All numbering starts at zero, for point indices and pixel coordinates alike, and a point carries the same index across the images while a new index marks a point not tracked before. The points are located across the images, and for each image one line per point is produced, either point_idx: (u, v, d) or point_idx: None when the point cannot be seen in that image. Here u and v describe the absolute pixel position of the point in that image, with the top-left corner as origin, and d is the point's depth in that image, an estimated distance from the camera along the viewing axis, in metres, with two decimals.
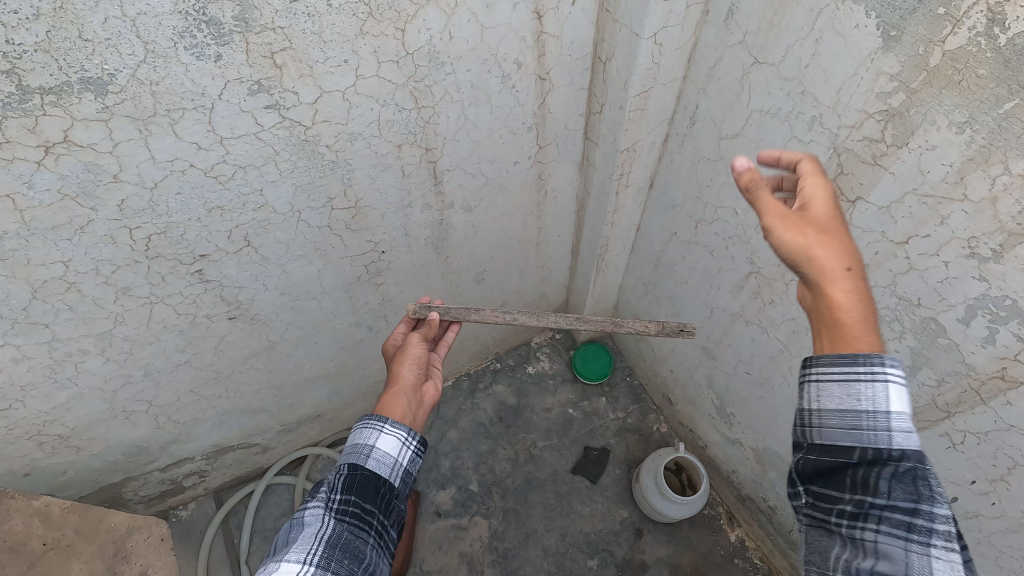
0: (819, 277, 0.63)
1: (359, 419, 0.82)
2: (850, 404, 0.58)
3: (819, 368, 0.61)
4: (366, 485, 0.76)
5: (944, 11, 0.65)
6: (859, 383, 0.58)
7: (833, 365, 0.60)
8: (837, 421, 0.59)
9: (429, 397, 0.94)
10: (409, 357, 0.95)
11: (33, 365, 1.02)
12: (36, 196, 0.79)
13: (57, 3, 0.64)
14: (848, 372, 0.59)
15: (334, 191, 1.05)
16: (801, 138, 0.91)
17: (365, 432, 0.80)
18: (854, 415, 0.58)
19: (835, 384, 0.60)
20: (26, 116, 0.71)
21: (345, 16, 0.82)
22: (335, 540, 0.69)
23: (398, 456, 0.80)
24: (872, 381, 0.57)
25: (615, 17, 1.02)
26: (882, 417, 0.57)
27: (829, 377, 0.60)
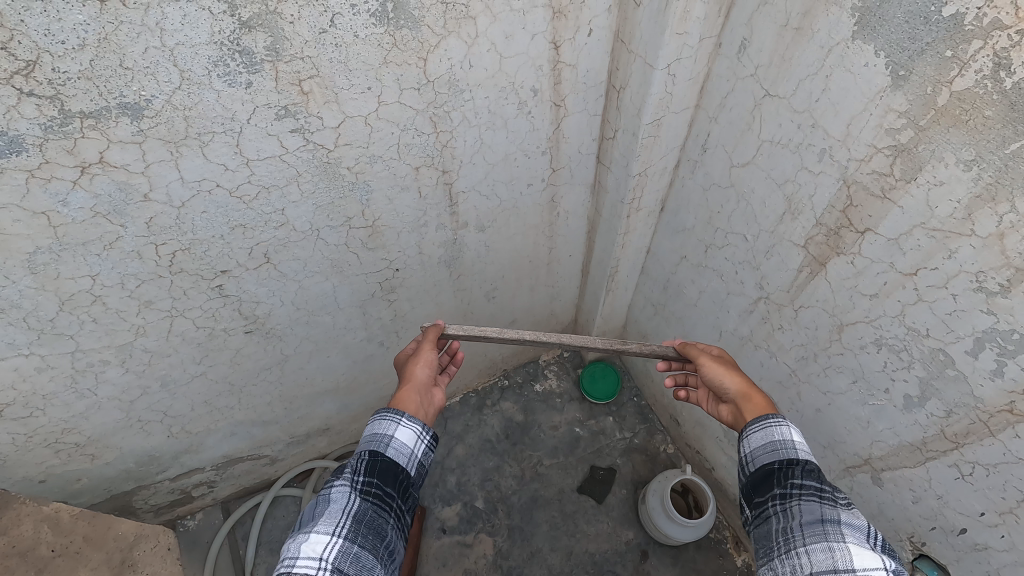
0: (737, 392, 0.92)
1: (378, 410, 0.84)
2: (768, 439, 0.81)
3: (749, 423, 0.85)
4: (387, 470, 0.77)
5: (951, 54, 0.67)
6: (771, 425, 0.82)
7: (756, 426, 0.84)
8: (770, 454, 0.80)
9: (438, 400, 0.96)
10: (423, 357, 0.97)
11: (56, 375, 1.05)
12: (70, 213, 0.82)
13: (101, 34, 0.67)
14: (765, 422, 0.83)
15: (353, 211, 1.08)
16: (812, 169, 0.92)
17: (384, 422, 0.82)
18: (780, 447, 0.80)
19: (756, 429, 0.83)
20: (65, 138, 0.74)
21: (370, 47, 0.85)
22: (360, 516, 0.72)
23: (414, 447, 0.82)
24: (781, 425, 0.81)
25: (629, 48, 1.05)
26: (791, 440, 0.79)
27: (752, 428, 0.84)
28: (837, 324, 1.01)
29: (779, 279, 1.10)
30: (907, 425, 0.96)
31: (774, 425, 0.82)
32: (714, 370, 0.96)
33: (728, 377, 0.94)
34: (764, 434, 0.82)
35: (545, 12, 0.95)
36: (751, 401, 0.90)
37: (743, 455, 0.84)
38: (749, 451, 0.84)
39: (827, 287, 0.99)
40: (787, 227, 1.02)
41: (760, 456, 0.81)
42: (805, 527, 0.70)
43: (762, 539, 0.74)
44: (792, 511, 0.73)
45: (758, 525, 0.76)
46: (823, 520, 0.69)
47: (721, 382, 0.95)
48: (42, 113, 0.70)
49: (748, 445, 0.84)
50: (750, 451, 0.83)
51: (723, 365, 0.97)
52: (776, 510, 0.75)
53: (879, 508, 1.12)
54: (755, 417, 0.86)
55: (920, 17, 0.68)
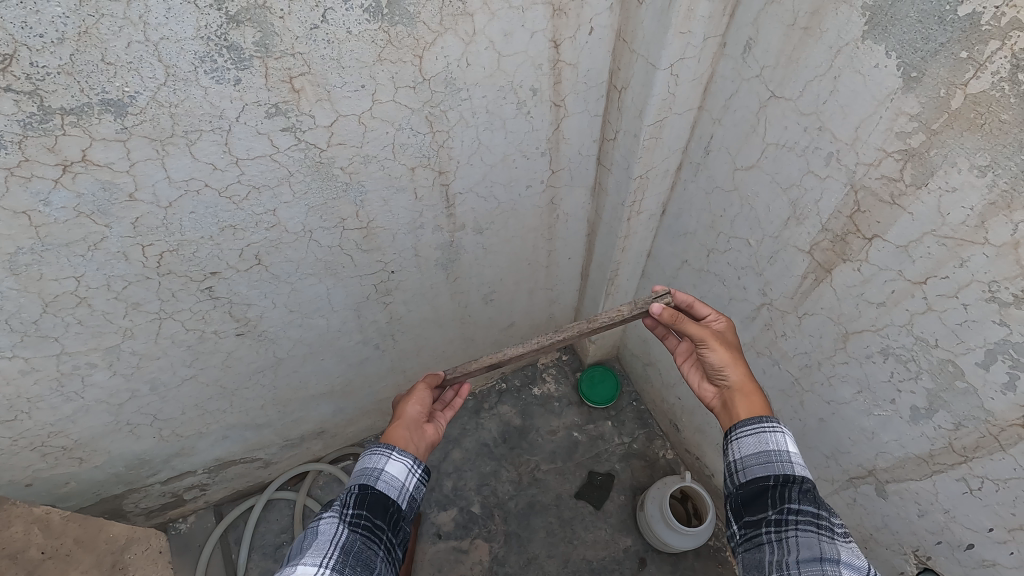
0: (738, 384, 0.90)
1: (368, 446, 0.83)
2: (762, 451, 0.79)
3: (739, 424, 0.84)
4: (376, 503, 0.77)
5: (966, 55, 0.64)
6: (765, 432, 0.80)
7: (748, 427, 0.83)
8: (764, 468, 0.77)
9: (430, 437, 0.94)
10: (416, 395, 0.97)
11: (41, 378, 1.03)
12: (52, 213, 0.80)
13: (82, 28, 0.64)
14: (758, 426, 0.82)
15: (346, 212, 1.06)
16: (818, 173, 0.90)
17: (374, 457, 0.82)
18: (775, 461, 0.77)
19: (748, 433, 0.82)
20: (45, 136, 0.71)
21: (363, 43, 0.82)
22: (348, 547, 0.70)
23: (405, 481, 0.81)
24: (776, 434, 0.79)
25: (632, 47, 1.02)
26: (786, 452, 0.77)
27: (745, 432, 0.82)
28: (843, 332, 0.98)
29: (783, 285, 1.07)
30: (914, 437, 0.93)
31: (767, 433, 0.80)
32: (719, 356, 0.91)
33: (732, 368, 0.91)
34: (759, 443, 0.80)
35: (545, 10, 0.93)
36: (748, 399, 0.88)
37: (732, 463, 0.82)
38: (741, 460, 0.81)
39: (832, 294, 0.97)
40: (792, 232, 1.00)
41: (753, 468, 0.79)
42: (801, 563, 0.67)
43: (753, 566, 0.72)
44: (787, 542, 0.70)
45: (749, 549, 0.73)
46: (822, 558, 0.67)
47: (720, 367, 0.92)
48: (21, 108, 0.67)
49: (739, 450, 0.81)
50: (741, 458, 0.81)
51: (729, 351, 0.92)
52: (770, 539, 0.72)
53: (884, 521, 1.09)
54: (747, 419, 0.84)
55: (935, 16, 0.66)
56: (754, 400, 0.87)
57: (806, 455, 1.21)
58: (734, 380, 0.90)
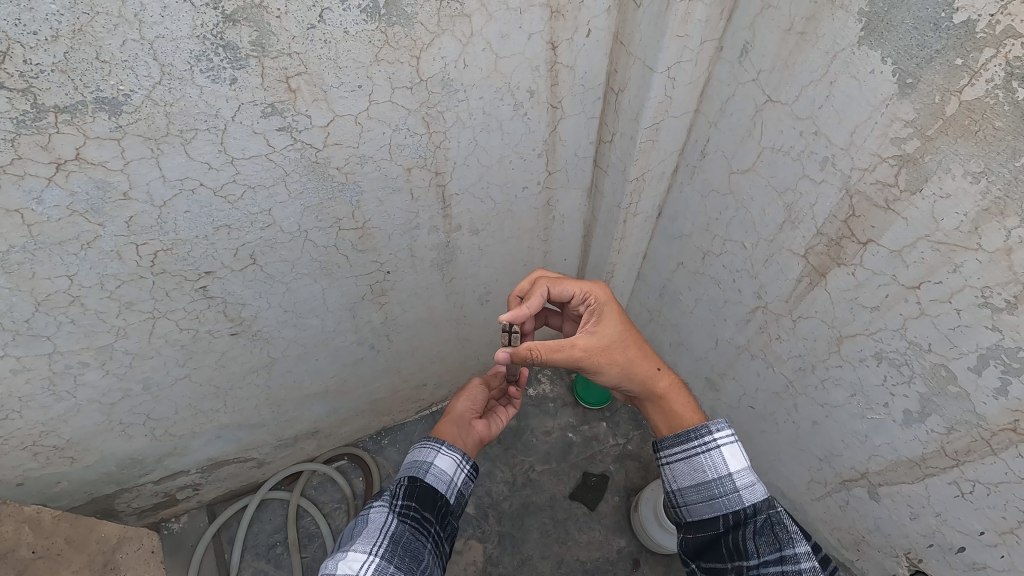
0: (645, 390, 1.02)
1: (418, 440, 0.93)
2: (706, 488, 0.86)
3: (666, 449, 0.91)
4: (425, 495, 0.86)
5: (961, 62, 0.65)
6: (698, 462, 0.88)
7: (677, 451, 0.91)
8: (712, 506, 0.86)
9: (478, 431, 1.12)
10: (465, 394, 1.15)
11: (33, 377, 1.02)
12: (45, 212, 0.79)
13: (76, 25, 0.64)
14: (689, 454, 0.89)
15: (342, 212, 1.05)
16: (813, 177, 0.90)
17: (424, 451, 0.91)
18: (719, 497, 0.85)
19: (682, 467, 0.89)
20: (38, 133, 0.71)
21: (360, 43, 0.82)
22: (398, 535, 0.77)
23: (452, 476, 0.90)
24: (708, 463, 0.87)
25: (629, 50, 1.02)
26: (725, 483, 0.85)
27: (680, 465, 0.90)
28: (836, 336, 0.99)
29: (778, 288, 1.07)
30: (907, 440, 0.94)
31: (699, 462, 0.88)
32: (616, 374, 1.01)
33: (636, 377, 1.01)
34: (699, 480, 0.87)
35: (542, 11, 0.93)
36: (659, 401, 1.01)
37: (678, 500, 0.90)
38: (688, 497, 0.89)
39: (827, 298, 0.97)
40: (786, 236, 1.00)
41: (702, 504, 0.87)
42: None
43: None
44: None
45: None
46: None
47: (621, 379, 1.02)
48: (14, 106, 0.67)
49: (681, 488, 0.89)
50: (685, 496, 0.89)
51: (622, 360, 1.01)
52: None
53: (876, 523, 1.10)
54: (670, 439, 0.92)
55: (930, 23, 0.66)
56: (662, 401, 1.01)
57: (800, 457, 1.22)
58: (639, 386, 1.02)
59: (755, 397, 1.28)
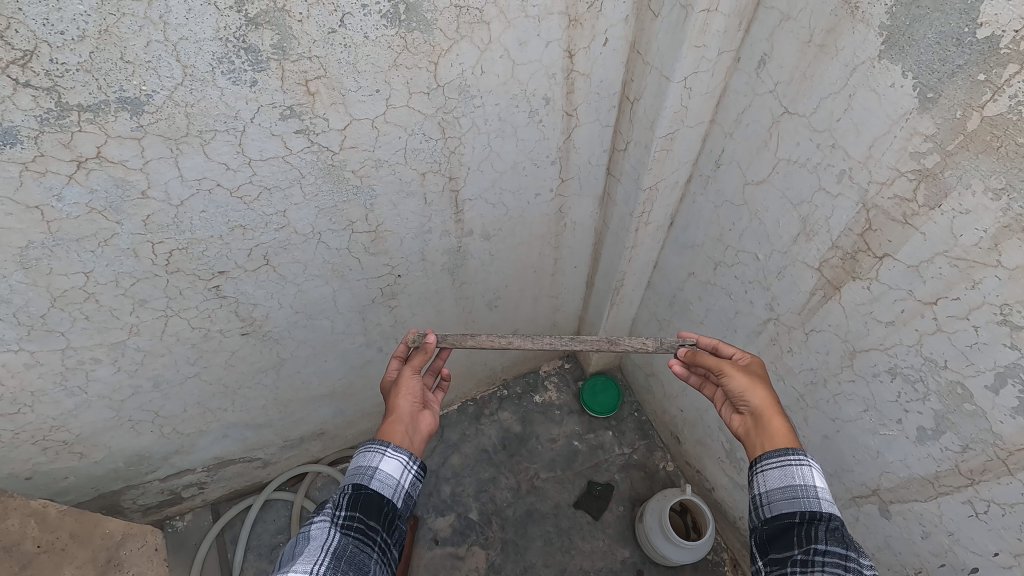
0: (757, 412, 0.87)
1: (362, 443, 0.82)
2: (788, 484, 0.77)
3: (763, 455, 0.82)
4: (370, 503, 0.76)
5: (984, 78, 0.65)
6: (791, 465, 0.78)
7: (775, 459, 0.80)
8: (790, 502, 0.76)
9: (426, 427, 0.91)
10: (406, 385, 0.92)
11: (46, 372, 1.02)
12: (65, 209, 0.80)
13: (103, 26, 0.65)
14: (784, 458, 0.79)
15: (356, 215, 1.06)
16: (829, 190, 0.90)
17: (368, 454, 0.80)
18: (800, 495, 0.76)
19: (774, 467, 0.79)
20: (61, 131, 0.71)
21: (380, 49, 0.82)
22: (340, 552, 0.70)
23: (400, 478, 0.80)
24: (803, 467, 0.77)
25: (645, 59, 1.02)
26: (813, 488, 0.76)
27: (769, 465, 0.80)
28: (850, 350, 0.98)
29: (790, 300, 1.07)
30: (920, 457, 0.93)
31: (793, 465, 0.78)
32: (738, 381, 0.89)
33: (752, 391, 0.88)
34: (783, 476, 0.78)
35: (560, 20, 0.93)
36: (767, 424, 0.84)
37: (759, 496, 0.80)
38: (765, 493, 0.79)
39: (840, 311, 0.96)
40: (801, 248, 1.00)
41: (778, 501, 0.77)
42: None
43: None
44: None
45: None
46: None
47: (742, 392, 0.89)
48: (39, 104, 0.68)
49: (765, 485, 0.80)
50: (767, 493, 0.79)
51: (750, 376, 0.90)
52: None
53: (886, 541, 1.08)
54: (772, 450, 0.82)
55: (952, 38, 0.66)
56: (771, 425, 0.84)
57: None
58: (753, 404, 0.87)
59: None
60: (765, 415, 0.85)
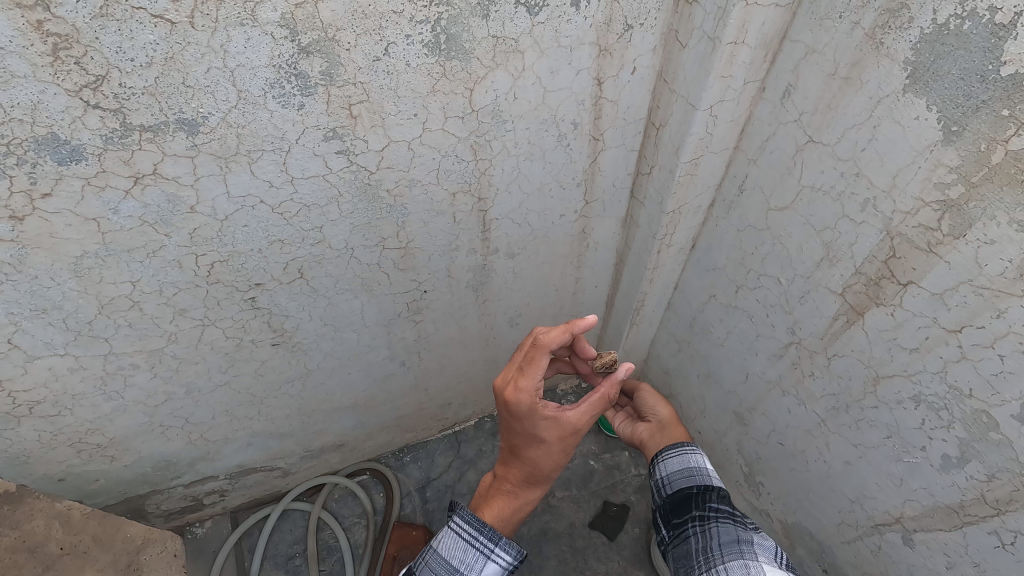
0: (662, 421, 1.13)
1: (467, 540, 0.89)
2: (685, 466, 0.97)
3: (665, 448, 1.02)
4: None
5: (1008, 113, 0.66)
6: (687, 453, 0.99)
7: (673, 450, 1.01)
8: (687, 478, 0.95)
9: None
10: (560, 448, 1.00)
11: (87, 376, 1.07)
12: (119, 221, 0.85)
13: (169, 54, 0.70)
14: (681, 448, 1.00)
15: (388, 232, 1.10)
16: (853, 218, 0.92)
17: (471, 562, 0.88)
18: (695, 472, 0.95)
19: (673, 455, 1.00)
20: (123, 149, 0.76)
21: (420, 76, 0.87)
22: None
23: None
24: (695, 453, 0.98)
25: (672, 87, 1.05)
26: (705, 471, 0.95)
27: (670, 455, 1.00)
28: (873, 376, 0.99)
29: (813, 325, 1.08)
30: (944, 486, 0.93)
31: (688, 453, 0.99)
32: (652, 398, 1.19)
33: (662, 406, 1.16)
34: (682, 462, 0.98)
35: (592, 49, 0.97)
36: (671, 427, 1.11)
37: (661, 479, 0.99)
38: (668, 477, 0.98)
39: (863, 337, 0.97)
40: (823, 274, 1.01)
41: (677, 479, 0.96)
42: (721, 544, 0.82)
43: (683, 554, 0.86)
44: (710, 531, 0.85)
45: (678, 543, 0.88)
46: (739, 540, 0.82)
47: (653, 406, 1.17)
48: (105, 124, 0.72)
49: (666, 469, 0.99)
50: (668, 475, 0.98)
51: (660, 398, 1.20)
52: (695, 530, 0.87)
53: (908, 571, 1.07)
54: (672, 445, 1.03)
55: (977, 75, 0.68)
56: (671, 428, 1.11)
57: (830, 498, 1.21)
58: (664, 414, 1.14)
59: (785, 433, 1.27)
60: (668, 423, 1.12)
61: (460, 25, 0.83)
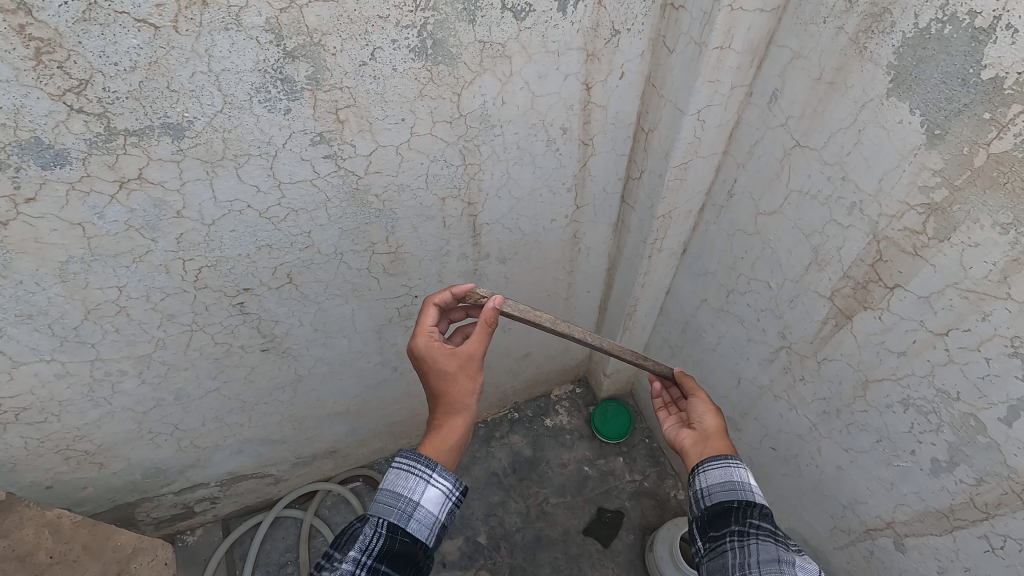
0: (707, 431, 0.96)
1: (399, 464, 0.82)
2: (727, 479, 0.84)
3: (707, 459, 0.89)
4: (404, 550, 0.76)
5: (989, 116, 0.67)
6: (732, 466, 0.86)
7: (716, 463, 0.87)
8: (728, 492, 0.83)
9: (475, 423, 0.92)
10: (469, 375, 0.89)
11: (74, 383, 1.06)
12: (105, 226, 0.84)
13: (153, 58, 0.70)
14: (725, 462, 0.87)
15: (378, 237, 1.09)
16: (840, 222, 0.92)
17: (407, 484, 0.80)
18: (738, 487, 0.83)
19: (716, 466, 0.87)
20: (108, 154, 0.76)
21: (407, 80, 0.87)
22: None
23: (437, 514, 0.80)
24: (740, 466, 0.85)
25: (660, 92, 1.06)
26: (751, 486, 0.83)
27: (713, 466, 0.87)
28: (863, 380, 0.98)
29: (803, 329, 1.07)
30: (934, 490, 0.92)
31: (733, 466, 0.86)
32: (701, 405, 1.01)
33: (710, 416, 0.98)
34: (724, 473, 0.85)
35: (579, 55, 0.97)
36: (716, 441, 0.94)
37: (698, 490, 0.87)
38: (706, 487, 0.86)
39: (853, 341, 0.97)
40: (813, 278, 1.01)
41: (717, 492, 0.84)
42: (762, 564, 0.73)
43: (716, 571, 0.77)
44: (749, 548, 0.76)
45: (712, 557, 0.79)
46: (779, 561, 0.73)
47: (701, 415, 1.00)
48: (89, 128, 0.72)
49: (705, 480, 0.86)
50: (707, 486, 0.86)
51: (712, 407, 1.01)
52: (733, 546, 0.77)
53: None
54: (715, 456, 0.89)
55: (958, 78, 0.68)
56: (715, 442, 0.94)
57: (823, 503, 1.20)
58: (710, 423, 0.97)
59: (777, 438, 1.27)
60: (713, 436, 0.95)
61: (446, 30, 0.84)
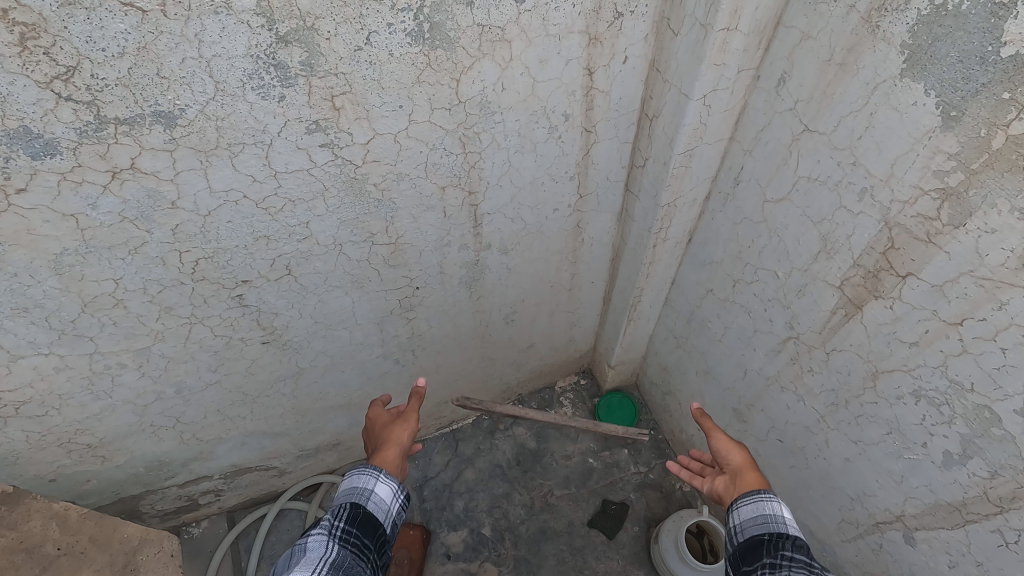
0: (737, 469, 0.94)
1: (353, 467, 0.85)
2: (759, 513, 0.82)
3: (739, 496, 0.86)
4: (366, 524, 0.79)
5: (1009, 96, 0.64)
6: (763, 500, 0.83)
7: (749, 499, 0.85)
8: (760, 526, 0.80)
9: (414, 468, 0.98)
10: (404, 420, 1.01)
11: (73, 376, 1.05)
12: (98, 217, 0.83)
13: (141, 43, 0.68)
14: (758, 498, 0.83)
15: (377, 227, 1.08)
16: (850, 209, 0.89)
17: (363, 476, 0.84)
18: (770, 520, 0.80)
19: (748, 502, 0.84)
20: (99, 143, 0.74)
21: (404, 66, 0.85)
22: (338, 564, 0.71)
23: (391, 504, 0.83)
24: (772, 500, 0.82)
25: (665, 77, 1.03)
26: (784, 520, 0.79)
27: (744, 501, 0.84)
28: (872, 371, 0.96)
29: (810, 320, 1.05)
30: (946, 483, 0.90)
31: (766, 500, 0.83)
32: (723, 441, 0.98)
33: (734, 451, 0.96)
34: (755, 507, 0.83)
35: (581, 38, 0.94)
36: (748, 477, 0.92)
37: (732, 527, 0.84)
38: (739, 523, 0.84)
39: (862, 331, 0.95)
40: (821, 266, 0.98)
41: (749, 527, 0.81)
42: None
43: None
44: None
45: None
46: None
47: (725, 452, 0.97)
48: (79, 117, 0.71)
49: (738, 516, 0.84)
50: (741, 522, 0.83)
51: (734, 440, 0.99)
52: None
53: (910, 569, 1.05)
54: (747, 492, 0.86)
55: (977, 57, 0.66)
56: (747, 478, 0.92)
57: (831, 495, 1.18)
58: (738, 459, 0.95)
59: (784, 430, 1.25)
60: (743, 471, 0.93)
61: (443, 13, 0.81)
